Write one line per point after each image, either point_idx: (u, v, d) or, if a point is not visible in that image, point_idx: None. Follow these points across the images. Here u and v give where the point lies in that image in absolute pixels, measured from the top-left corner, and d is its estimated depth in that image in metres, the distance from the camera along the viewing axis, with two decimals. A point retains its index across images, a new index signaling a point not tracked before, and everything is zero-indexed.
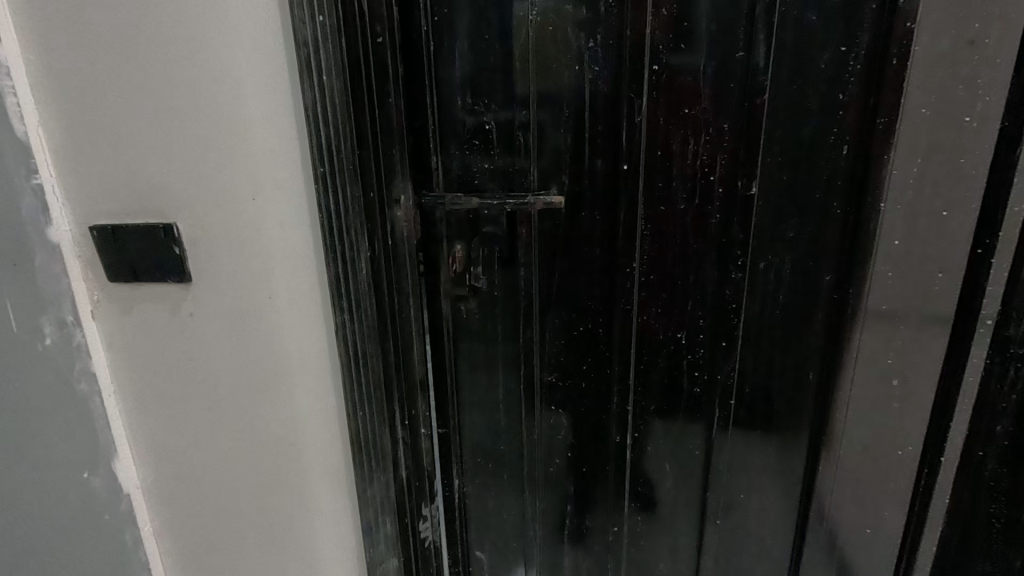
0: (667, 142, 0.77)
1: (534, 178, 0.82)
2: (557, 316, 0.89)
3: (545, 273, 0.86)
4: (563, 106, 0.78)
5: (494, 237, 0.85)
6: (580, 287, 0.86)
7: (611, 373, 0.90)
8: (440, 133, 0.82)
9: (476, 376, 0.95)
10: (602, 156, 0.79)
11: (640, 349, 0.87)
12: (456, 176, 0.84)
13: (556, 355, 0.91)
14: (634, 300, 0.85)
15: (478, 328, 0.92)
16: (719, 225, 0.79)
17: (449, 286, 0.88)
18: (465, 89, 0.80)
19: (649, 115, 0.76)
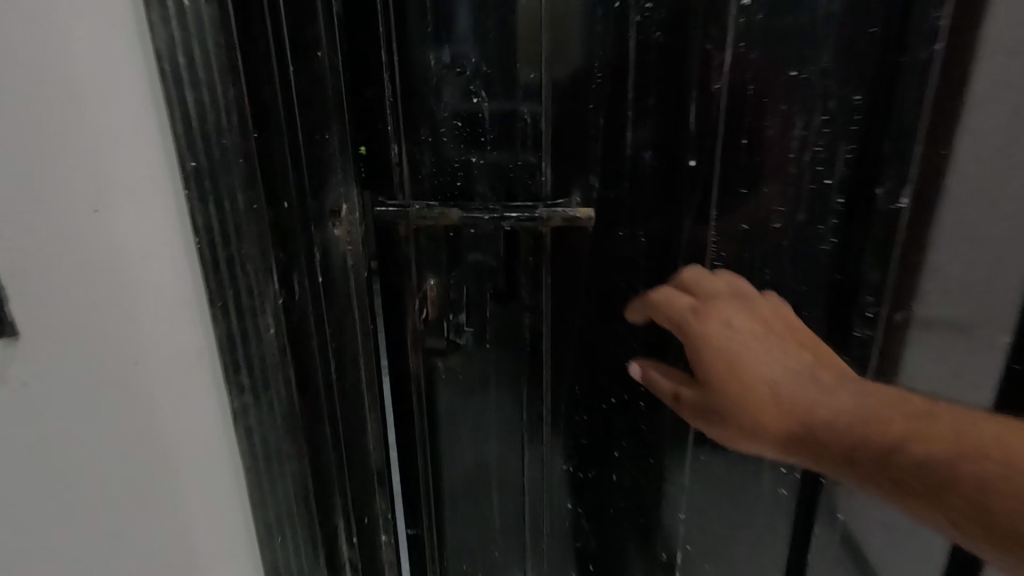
0: (760, 125, 0.49)
1: (547, 181, 0.53)
2: (578, 382, 0.61)
3: (561, 321, 0.58)
4: (594, 69, 0.50)
5: (485, 269, 0.56)
6: (613, 343, 0.58)
7: (655, 465, 0.62)
8: (401, 108, 0.52)
9: (459, 464, 0.66)
10: (655, 146, 0.51)
11: (699, 434, 0.60)
12: (427, 177, 0.54)
13: (576, 435, 0.63)
14: (694, 364, 0.57)
15: (462, 399, 0.63)
16: (838, 254, 0.51)
17: (419, 338, 0.60)
18: (439, 41, 0.50)
19: (733, 82, 0.48)
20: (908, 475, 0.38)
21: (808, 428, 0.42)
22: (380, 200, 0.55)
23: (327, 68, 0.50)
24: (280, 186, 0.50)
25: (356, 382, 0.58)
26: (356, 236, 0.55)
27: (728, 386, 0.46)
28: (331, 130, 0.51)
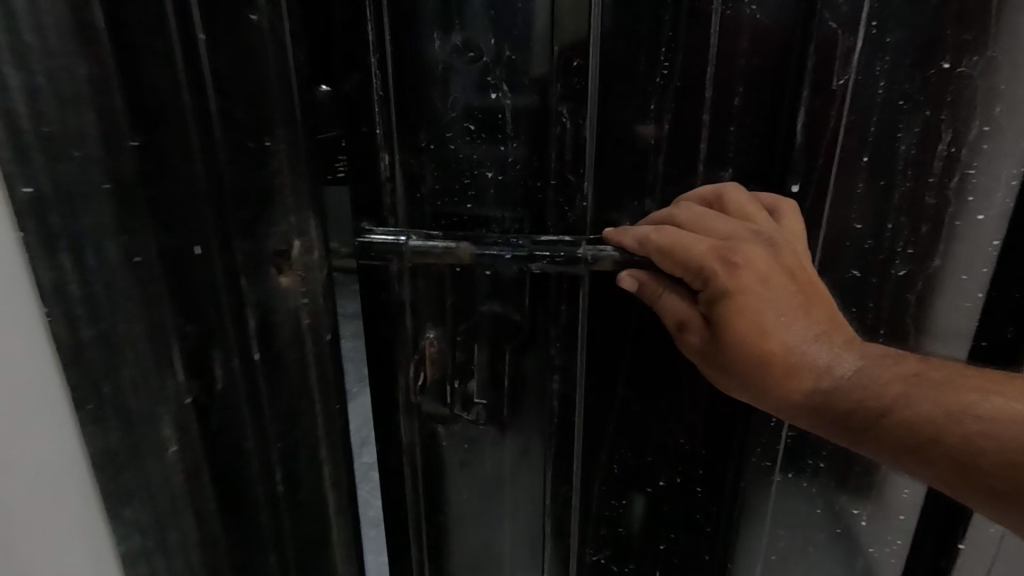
0: (890, 138, 0.35)
1: (588, 208, 0.40)
2: (618, 463, 0.47)
3: (599, 388, 0.45)
4: (660, 57, 0.36)
5: (502, 323, 0.43)
6: (667, 416, 0.45)
7: (712, 565, 0.49)
8: (397, 107, 0.39)
9: (465, 555, 0.53)
10: (742, 163, 0.37)
11: (771, 530, 0.47)
12: (427, 198, 0.41)
13: (612, 527, 0.50)
14: (772, 446, 0.44)
15: (467, 478, 0.49)
16: (978, 314, 0.38)
17: (417, 404, 0.46)
18: (449, 18, 0.37)
19: (857, 77, 0.34)
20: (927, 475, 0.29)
21: (804, 403, 0.31)
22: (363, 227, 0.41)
23: (276, 44, 0.33)
24: (194, 223, 0.32)
25: (315, 486, 0.42)
26: (315, 282, 0.39)
27: (720, 354, 0.33)
28: (276, 132, 0.35)
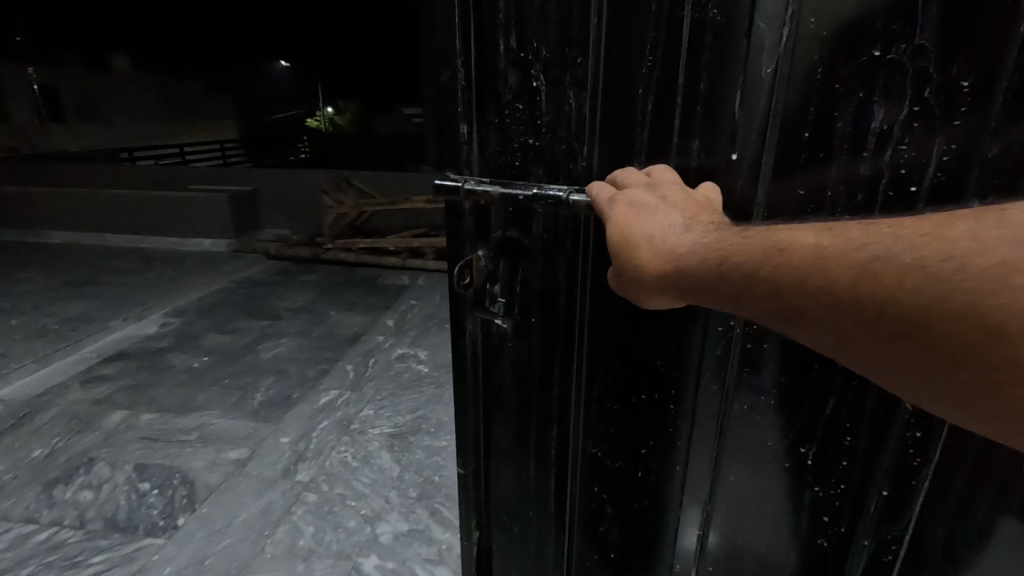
0: (827, 116, 0.40)
1: (589, 168, 0.50)
2: (612, 375, 0.55)
3: (595, 310, 0.53)
4: (643, 49, 0.45)
5: (521, 247, 0.54)
6: (653, 341, 0.52)
7: (679, 472, 0.56)
8: (469, 85, 0.51)
9: (502, 433, 0.65)
10: (703, 136, 0.45)
11: (733, 449, 0.52)
12: (487, 156, 0.53)
13: (603, 429, 0.58)
14: (735, 375, 0.50)
15: (504, 369, 0.62)
16: None
17: (467, 304, 0.60)
18: (505, 24, 0.48)
19: (792, 67, 0.40)
20: (778, 304, 0.33)
21: (683, 284, 0.37)
22: (448, 175, 0.55)
23: None
24: None
25: None
26: None
27: (613, 254, 0.40)
28: None
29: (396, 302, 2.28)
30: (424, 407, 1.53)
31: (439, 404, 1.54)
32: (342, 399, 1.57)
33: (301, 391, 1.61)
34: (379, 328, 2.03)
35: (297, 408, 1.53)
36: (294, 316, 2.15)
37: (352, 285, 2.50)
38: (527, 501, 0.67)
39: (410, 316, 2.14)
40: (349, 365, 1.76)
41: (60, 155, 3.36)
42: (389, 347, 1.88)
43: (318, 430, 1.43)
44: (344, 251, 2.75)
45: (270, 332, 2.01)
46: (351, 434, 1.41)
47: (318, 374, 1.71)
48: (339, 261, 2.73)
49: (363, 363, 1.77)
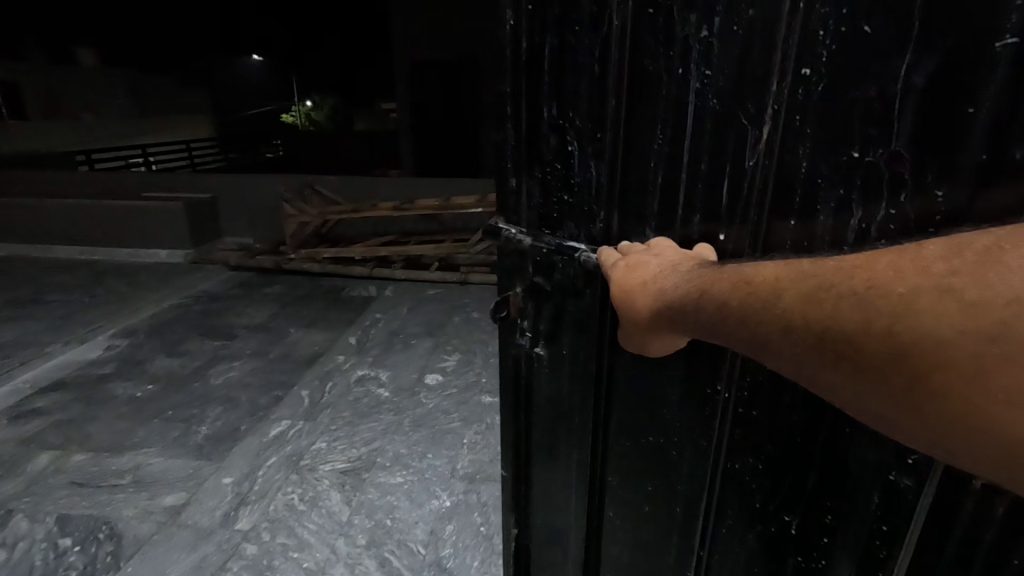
0: (809, 209, 0.40)
1: (606, 229, 0.51)
2: (621, 416, 0.55)
3: (608, 355, 0.54)
4: (657, 129, 0.45)
5: (543, 290, 0.56)
6: (661, 393, 0.51)
7: (691, 516, 0.54)
8: (520, 147, 0.54)
9: (542, 469, 0.65)
10: (702, 213, 0.45)
11: (736, 503, 0.50)
12: (530, 208, 0.55)
13: (613, 464, 0.58)
14: (734, 436, 0.48)
15: (538, 397, 0.62)
16: None
17: (507, 335, 0.62)
18: (550, 95, 0.50)
19: (774, 159, 0.41)
20: (739, 332, 0.33)
21: (672, 318, 0.38)
22: (502, 224, 0.59)
23: None
24: None
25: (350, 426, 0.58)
26: None
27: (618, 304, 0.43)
28: None
29: (360, 317, 2.24)
30: (382, 437, 1.48)
31: (396, 435, 1.49)
32: (296, 431, 1.51)
33: (251, 422, 1.56)
34: (340, 347, 1.99)
35: (245, 442, 1.48)
36: (249, 335, 2.08)
37: (316, 297, 2.47)
38: (554, 523, 0.67)
39: (373, 332, 2.10)
40: (304, 391, 1.70)
41: (33, 159, 3.30)
42: (348, 368, 1.83)
43: (265, 467, 1.38)
44: (309, 261, 2.72)
45: (223, 353, 1.95)
46: (300, 472, 1.36)
47: (272, 402, 1.65)
48: (305, 271, 2.72)
49: (319, 388, 1.71)
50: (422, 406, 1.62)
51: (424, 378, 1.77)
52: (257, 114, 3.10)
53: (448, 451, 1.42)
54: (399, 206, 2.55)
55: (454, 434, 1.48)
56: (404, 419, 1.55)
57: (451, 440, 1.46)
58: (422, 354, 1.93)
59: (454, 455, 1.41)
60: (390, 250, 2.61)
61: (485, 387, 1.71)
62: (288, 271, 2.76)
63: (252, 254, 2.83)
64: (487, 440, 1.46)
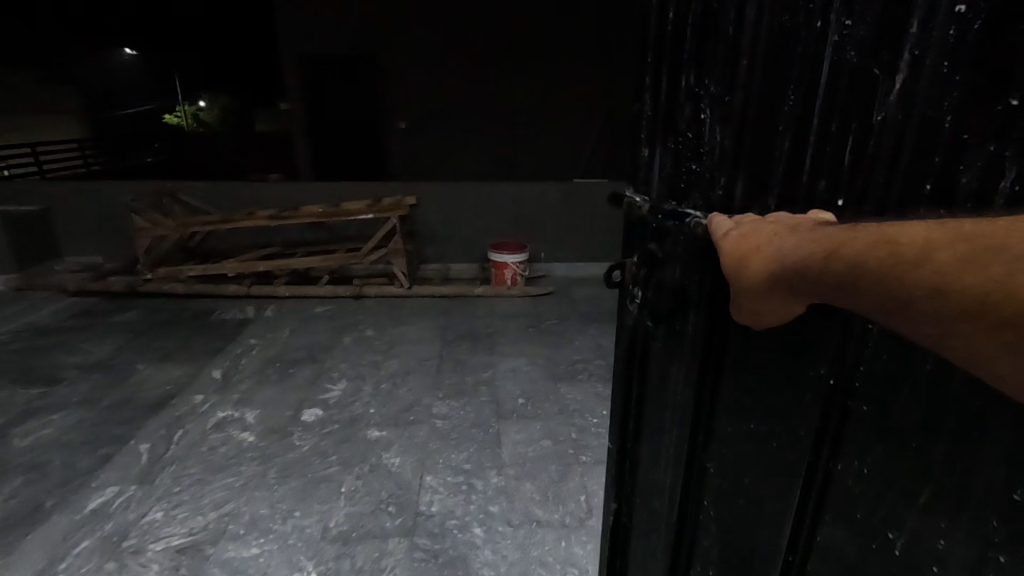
0: (953, 172, 0.29)
1: (726, 198, 0.42)
2: (727, 393, 0.45)
3: (711, 329, 0.45)
4: (791, 86, 0.37)
5: (656, 259, 0.50)
6: (761, 365, 0.41)
7: (782, 513, 0.43)
8: (657, 116, 0.50)
9: (644, 463, 0.59)
10: (826, 180, 0.35)
11: (833, 508, 0.38)
12: (662, 178, 0.50)
13: (713, 451, 0.48)
14: (833, 426, 0.37)
15: (647, 375, 0.57)
16: None
17: (626, 301, 0.58)
18: (690, 64, 0.45)
19: (909, 115, 0.30)
20: (877, 299, 0.26)
21: (801, 272, 0.30)
22: (628, 191, 0.57)
23: None
24: None
25: None
26: None
27: (738, 268, 0.34)
28: None
29: (230, 345, 2.05)
30: (237, 496, 1.32)
31: (258, 491, 1.34)
32: (125, 500, 1.30)
33: (61, 496, 1.31)
34: (200, 384, 1.79)
35: (49, 522, 1.24)
36: (82, 378, 1.82)
37: (179, 325, 2.22)
38: (652, 510, 0.59)
39: (243, 363, 1.92)
40: (143, 444, 1.50)
41: None
42: (206, 411, 1.64)
43: (71, 556, 1.15)
44: (170, 281, 2.48)
45: (42, 406, 1.67)
46: (120, 557, 1.15)
47: (98, 462, 1.43)
48: (164, 292, 2.47)
49: (164, 440, 1.51)
50: (293, 450, 1.47)
51: (300, 416, 1.62)
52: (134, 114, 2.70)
53: (319, 506, 1.28)
54: (277, 214, 2.35)
55: (330, 484, 1.35)
56: (270, 469, 1.40)
57: (325, 492, 1.33)
58: (302, 384, 1.79)
59: (327, 510, 1.27)
60: (267, 266, 2.40)
61: (373, 420, 1.60)
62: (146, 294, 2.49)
63: (96, 276, 2.51)
64: (370, 485, 1.35)
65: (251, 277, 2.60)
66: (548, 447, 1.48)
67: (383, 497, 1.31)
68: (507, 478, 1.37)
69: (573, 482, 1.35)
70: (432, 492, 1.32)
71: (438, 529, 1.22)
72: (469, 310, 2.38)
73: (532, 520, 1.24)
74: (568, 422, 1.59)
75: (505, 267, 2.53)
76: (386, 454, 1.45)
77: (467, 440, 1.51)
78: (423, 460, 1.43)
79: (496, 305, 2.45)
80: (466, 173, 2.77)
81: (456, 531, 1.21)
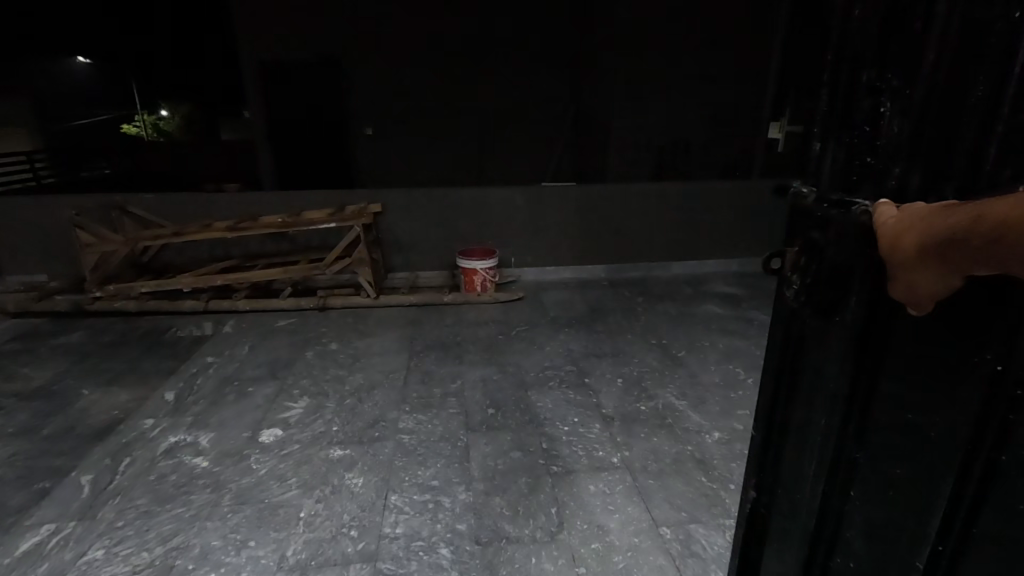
0: None
1: (900, 193, 0.39)
2: (886, 384, 0.42)
3: (882, 323, 0.41)
4: (983, 69, 0.34)
5: (818, 249, 0.45)
6: (926, 356, 0.38)
7: (931, 506, 0.40)
8: (830, 98, 0.45)
9: (792, 467, 0.55)
10: (1010, 169, 0.33)
11: (994, 507, 0.36)
12: (830, 173, 0.45)
13: (863, 440, 0.44)
14: (995, 418, 0.35)
15: (806, 372, 0.51)
16: None
17: (780, 288, 0.52)
18: (872, 49, 0.41)
19: None
20: None
21: (945, 240, 0.32)
22: (795, 183, 0.50)
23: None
24: None
25: None
26: None
27: (892, 247, 0.35)
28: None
29: (185, 364, 1.98)
30: (187, 528, 1.26)
31: (209, 521, 1.28)
32: (61, 540, 1.23)
33: None
34: (150, 408, 1.72)
35: None
36: (21, 407, 1.73)
37: (131, 345, 2.13)
38: (791, 501, 0.55)
39: (199, 383, 1.85)
40: (85, 476, 1.42)
41: None
42: (156, 437, 1.57)
43: None
44: (122, 299, 2.38)
45: None
46: None
47: (33, 499, 1.35)
48: (115, 310, 2.37)
49: (110, 470, 1.44)
50: (249, 474, 1.42)
51: (258, 437, 1.57)
52: (88, 123, 2.57)
53: (275, 534, 1.24)
54: (234, 225, 2.29)
55: (289, 509, 1.31)
56: (223, 497, 1.35)
57: (283, 518, 1.28)
58: (261, 404, 1.73)
59: (284, 538, 1.23)
60: (224, 279, 2.33)
61: (335, 438, 1.56)
62: (95, 313, 2.39)
63: (40, 296, 2.39)
64: (332, 509, 1.30)
65: (209, 291, 2.52)
66: (518, 458, 1.47)
67: (345, 521, 1.27)
68: (476, 493, 1.35)
69: (544, 495, 1.34)
70: (397, 512, 1.29)
71: (403, 552, 1.18)
72: (437, 318, 2.35)
73: (502, 536, 1.22)
74: (539, 430, 1.58)
75: (474, 274, 2.50)
76: (349, 474, 1.41)
77: (434, 456, 1.48)
78: (389, 479, 1.39)
79: (465, 313, 2.43)
80: (435, 180, 2.74)
81: (422, 553, 1.18)
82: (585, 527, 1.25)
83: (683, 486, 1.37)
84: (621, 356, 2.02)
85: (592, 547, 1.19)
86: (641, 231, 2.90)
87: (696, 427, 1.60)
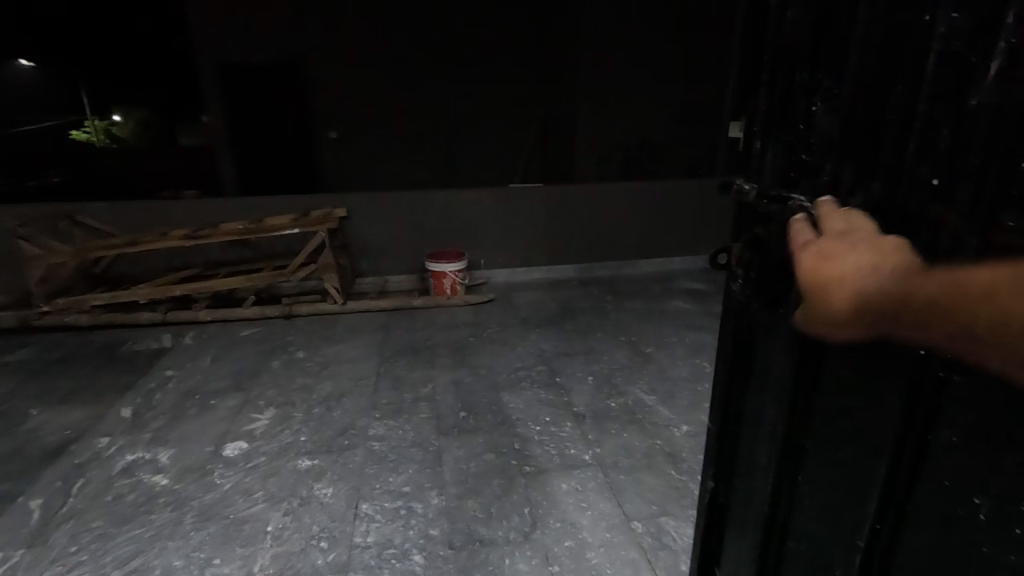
0: None
1: (834, 187, 0.41)
2: (827, 370, 0.43)
3: None
4: (902, 69, 0.36)
5: (764, 245, 0.47)
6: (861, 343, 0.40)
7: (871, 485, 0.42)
8: (767, 97, 0.47)
9: (747, 455, 0.56)
10: (931, 165, 0.35)
11: (926, 487, 0.37)
12: (770, 171, 0.47)
13: (810, 425, 0.46)
14: (923, 401, 0.36)
15: (757, 362, 0.52)
16: None
17: (730, 281, 0.55)
18: (804, 51, 0.43)
19: (1008, 101, 0.30)
20: (915, 322, 0.30)
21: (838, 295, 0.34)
22: (738, 179, 0.51)
23: None
24: None
25: None
26: None
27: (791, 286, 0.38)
28: None
29: (142, 379, 1.90)
30: (147, 549, 1.21)
31: (170, 541, 1.23)
32: (9, 570, 1.17)
33: None
34: (105, 426, 1.64)
35: None
36: None
37: (82, 361, 2.03)
38: (747, 488, 0.57)
39: (158, 398, 1.78)
40: (34, 501, 1.35)
41: None
42: (112, 456, 1.51)
43: None
44: (72, 312, 2.27)
45: None
46: None
47: None
48: (65, 325, 2.27)
49: (62, 493, 1.38)
50: (213, 490, 1.38)
51: (221, 451, 1.52)
52: (31, 129, 2.44)
53: (241, 550, 1.20)
54: (190, 233, 2.21)
55: (254, 523, 1.27)
56: (185, 516, 1.30)
57: (248, 533, 1.25)
58: (224, 417, 1.68)
59: (251, 553, 1.19)
60: (181, 290, 2.25)
61: (304, 448, 1.52)
62: (43, 329, 2.28)
63: None
64: (300, 521, 1.27)
65: (167, 302, 2.43)
66: (491, 460, 1.47)
67: (314, 533, 1.24)
68: (449, 497, 1.34)
69: (517, 495, 1.34)
70: (368, 521, 1.27)
71: (374, 561, 1.17)
72: (407, 322, 2.33)
73: (476, 539, 1.22)
74: (511, 431, 1.58)
75: (443, 276, 2.49)
76: (318, 485, 1.39)
77: (407, 461, 1.47)
78: (359, 488, 1.37)
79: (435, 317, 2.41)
80: (400, 183, 2.70)
81: (394, 560, 1.17)
82: (559, 525, 1.26)
83: (654, 479, 1.39)
84: (591, 355, 2.04)
85: (566, 544, 1.20)
86: (607, 231, 2.94)
87: (665, 421, 1.63)
